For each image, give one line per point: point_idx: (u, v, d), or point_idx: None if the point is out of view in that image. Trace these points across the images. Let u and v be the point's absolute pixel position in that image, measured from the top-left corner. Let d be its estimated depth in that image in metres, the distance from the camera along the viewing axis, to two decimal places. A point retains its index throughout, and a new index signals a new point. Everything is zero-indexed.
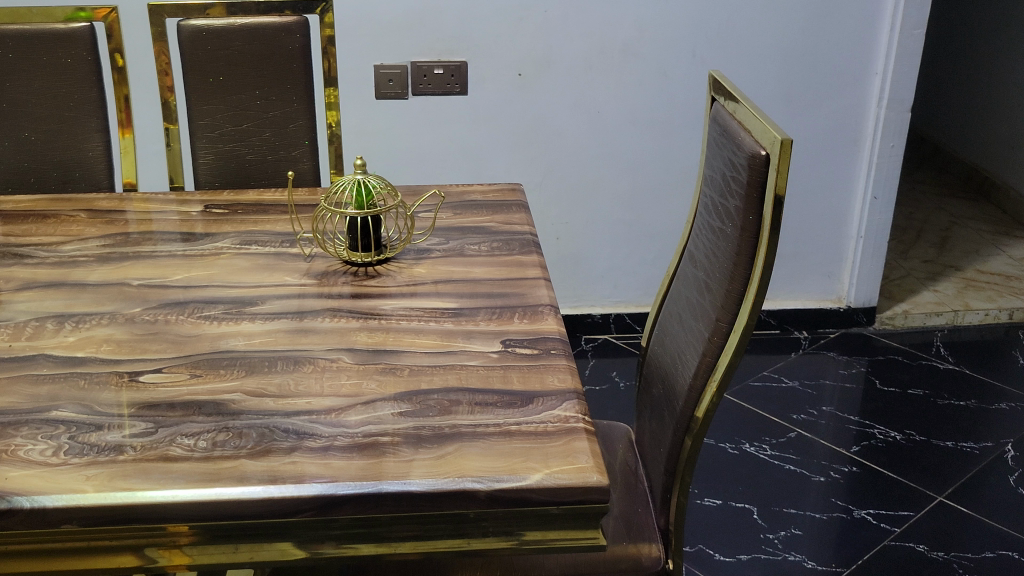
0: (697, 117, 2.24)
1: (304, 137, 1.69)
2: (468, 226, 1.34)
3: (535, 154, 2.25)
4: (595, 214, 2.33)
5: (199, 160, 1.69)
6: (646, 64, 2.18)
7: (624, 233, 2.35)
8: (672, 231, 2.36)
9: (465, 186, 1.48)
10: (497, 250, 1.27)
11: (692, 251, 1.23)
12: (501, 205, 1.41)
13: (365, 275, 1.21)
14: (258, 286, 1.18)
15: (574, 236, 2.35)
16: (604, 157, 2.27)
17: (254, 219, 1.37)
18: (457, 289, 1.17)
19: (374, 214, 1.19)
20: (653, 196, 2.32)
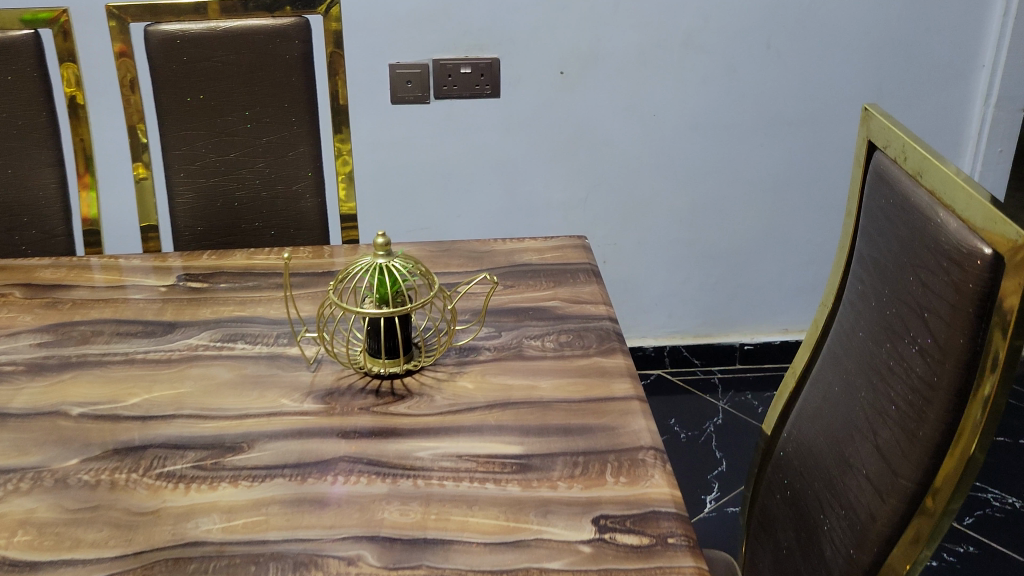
0: (770, 121, 1.90)
1: (308, 167, 1.36)
2: (525, 308, 1.01)
3: (579, 167, 1.91)
4: (649, 233, 1.99)
5: (176, 201, 1.36)
6: (712, 59, 1.83)
7: (682, 255, 2.02)
8: (738, 251, 2.02)
9: (514, 242, 1.15)
10: (568, 348, 0.94)
11: (839, 354, 0.89)
12: (563, 272, 1.08)
13: (390, 394, 0.88)
14: (244, 416, 0.85)
15: (625, 260, 2.01)
16: (661, 168, 1.92)
17: (240, 295, 1.04)
18: (523, 419, 0.84)
19: (402, 313, 0.86)
20: (716, 211, 1.98)
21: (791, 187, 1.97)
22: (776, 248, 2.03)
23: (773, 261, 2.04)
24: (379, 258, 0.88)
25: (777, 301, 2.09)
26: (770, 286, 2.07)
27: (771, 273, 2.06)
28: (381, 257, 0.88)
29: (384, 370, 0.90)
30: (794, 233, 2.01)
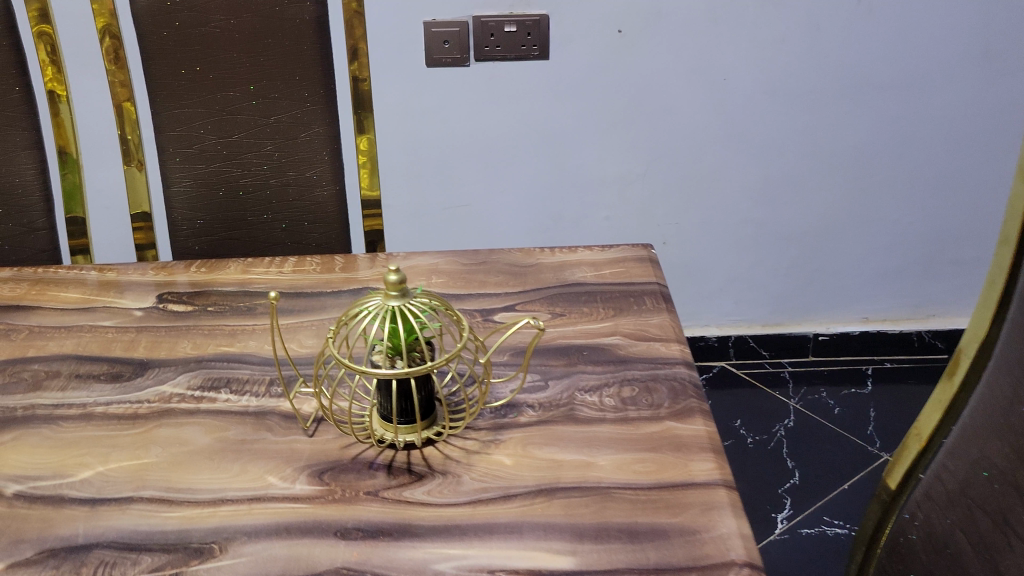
0: (856, 85, 1.65)
1: (323, 150, 1.16)
2: (578, 348, 0.81)
3: (636, 138, 1.69)
4: (714, 211, 1.77)
5: (171, 189, 1.17)
6: (793, 16, 1.58)
7: (751, 235, 1.80)
8: (813, 231, 1.80)
9: (565, 253, 0.95)
10: (633, 407, 0.74)
11: (992, 429, 0.68)
12: (623, 295, 0.88)
13: (406, 473, 0.69)
14: (220, 502, 0.67)
15: (686, 241, 1.80)
16: (729, 139, 1.70)
17: (229, 324, 0.85)
18: (575, 515, 0.65)
19: (416, 375, 0.67)
20: (791, 188, 1.75)
21: (878, 161, 1.73)
22: (859, 228, 1.80)
23: (855, 243, 1.82)
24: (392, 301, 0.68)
25: (857, 286, 1.87)
26: (850, 270, 1.85)
27: (852, 256, 1.84)
28: (394, 299, 0.68)
29: (397, 441, 0.71)
30: (880, 212, 1.79)
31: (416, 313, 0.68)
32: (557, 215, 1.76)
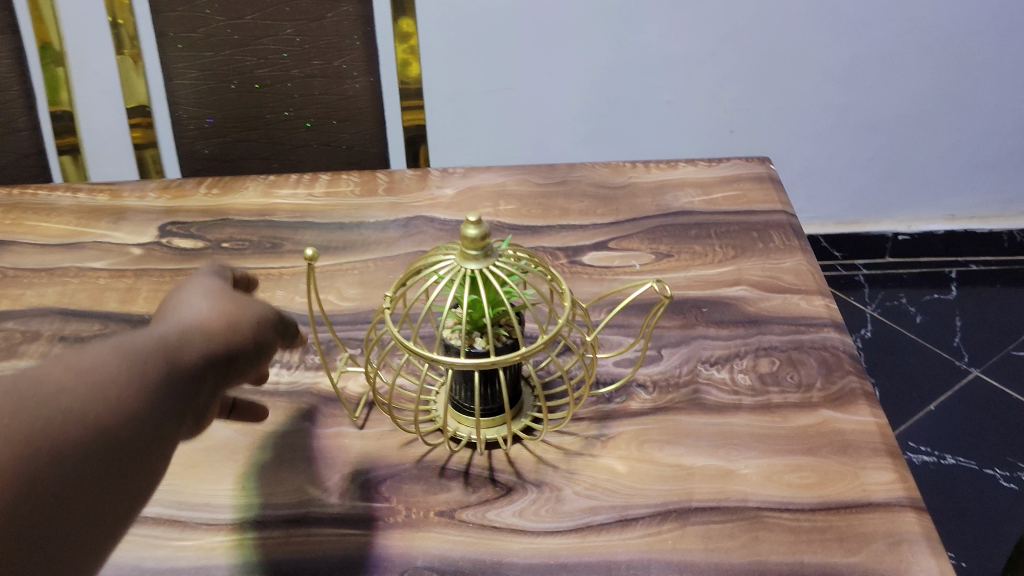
0: None
1: (353, 33, 0.96)
2: (695, 303, 0.64)
3: (710, 12, 1.44)
4: (793, 95, 1.56)
5: (173, 81, 0.97)
6: None
7: (833, 120, 1.60)
8: (902, 116, 1.60)
9: (663, 169, 0.77)
10: (775, 386, 0.58)
11: None
12: (741, 228, 0.70)
13: (487, 486, 0.53)
14: (248, 525, 0.51)
15: (758, 128, 1.61)
16: (819, 13, 1.45)
17: (250, 267, 0.68)
18: (719, 550, 0.49)
19: (504, 366, 0.50)
20: (883, 69, 1.53)
21: (983, 38, 1.49)
22: (952, 113, 1.59)
23: (948, 130, 1.61)
24: (472, 262, 0.50)
25: (943, 177, 1.68)
26: (937, 160, 1.66)
27: (941, 144, 1.63)
28: (474, 259, 0.50)
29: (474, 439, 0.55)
30: (981, 97, 1.57)
31: (502, 279, 0.50)
32: (613, 100, 1.56)
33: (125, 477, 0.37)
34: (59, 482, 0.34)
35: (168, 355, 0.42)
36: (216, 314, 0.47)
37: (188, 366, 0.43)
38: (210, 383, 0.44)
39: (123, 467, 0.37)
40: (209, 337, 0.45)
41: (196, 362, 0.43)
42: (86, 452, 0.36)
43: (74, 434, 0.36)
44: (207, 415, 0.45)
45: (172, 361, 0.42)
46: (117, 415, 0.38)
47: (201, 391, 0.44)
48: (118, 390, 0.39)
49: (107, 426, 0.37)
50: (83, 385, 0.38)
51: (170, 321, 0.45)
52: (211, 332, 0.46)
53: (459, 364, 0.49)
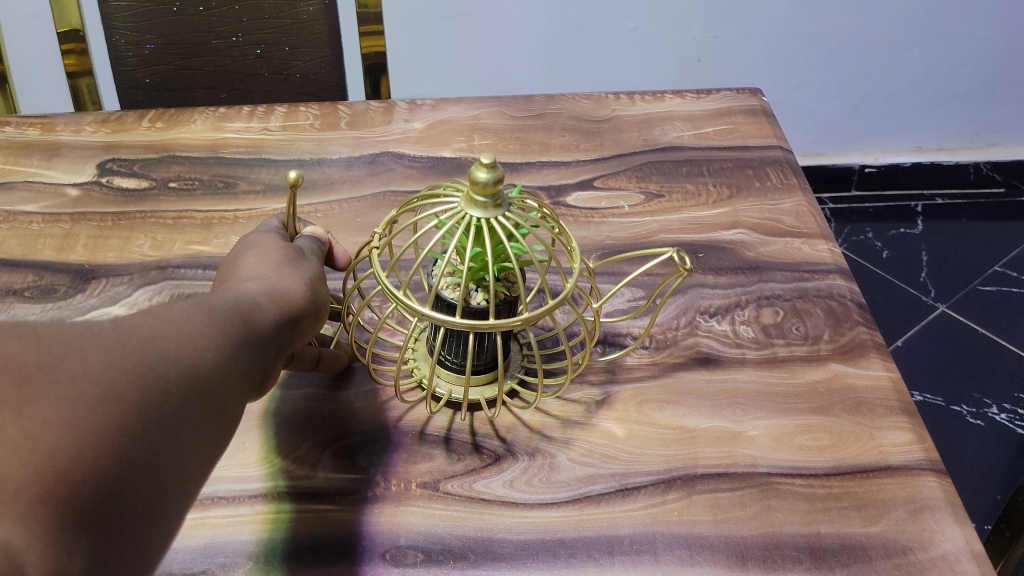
0: None
1: None
2: (690, 248, 0.59)
3: None
4: (762, 24, 1.50)
5: (109, 2, 0.88)
6: None
7: (800, 49, 1.54)
8: (872, 47, 1.54)
9: (649, 101, 0.71)
10: (780, 338, 0.53)
11: None
12: (735, 166, 0.65)
13: (474, 456, 0.48)
14: (207, 502, 0.45)
15: (725, 56, 1.55)
16: None
17: (201, 210, 0.62)
18: (729, 522, 0.44)
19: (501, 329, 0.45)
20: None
21: None
22: (923, 43, 1.54)
23: (919, 59, 1.57)
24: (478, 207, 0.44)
25: (910, 108, 1.65)
26: (905, 90, 1.62)
27: (910, 73, 1.59)
28: (481, 206, 0.44)
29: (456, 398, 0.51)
30: (955, 26, 1.51)
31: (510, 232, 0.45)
32: (576, 27, 1.48)
33: (220, 422, 0.36)
34: (160, 424, 0.33)
35: (249, 317, 0.41)
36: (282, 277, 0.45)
37: (266, 320, 0.42)
38: (285, 342, 0.43)
39: (216, 414, 0.36)
40: (286, 301, 0.43)
41: (274, 321, 0.42)
42: (182, 399, 0.34)
43: (171, 374, 0.34)
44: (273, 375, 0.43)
45: (252, 323, 0.41)
46: (211, 360, 0.36)
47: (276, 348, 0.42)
48: (206, 336, 0.37)
49: (201, 370, 0.36)
50: (176, 326, 0.36)
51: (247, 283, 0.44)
52: (281, 295, 0.44)
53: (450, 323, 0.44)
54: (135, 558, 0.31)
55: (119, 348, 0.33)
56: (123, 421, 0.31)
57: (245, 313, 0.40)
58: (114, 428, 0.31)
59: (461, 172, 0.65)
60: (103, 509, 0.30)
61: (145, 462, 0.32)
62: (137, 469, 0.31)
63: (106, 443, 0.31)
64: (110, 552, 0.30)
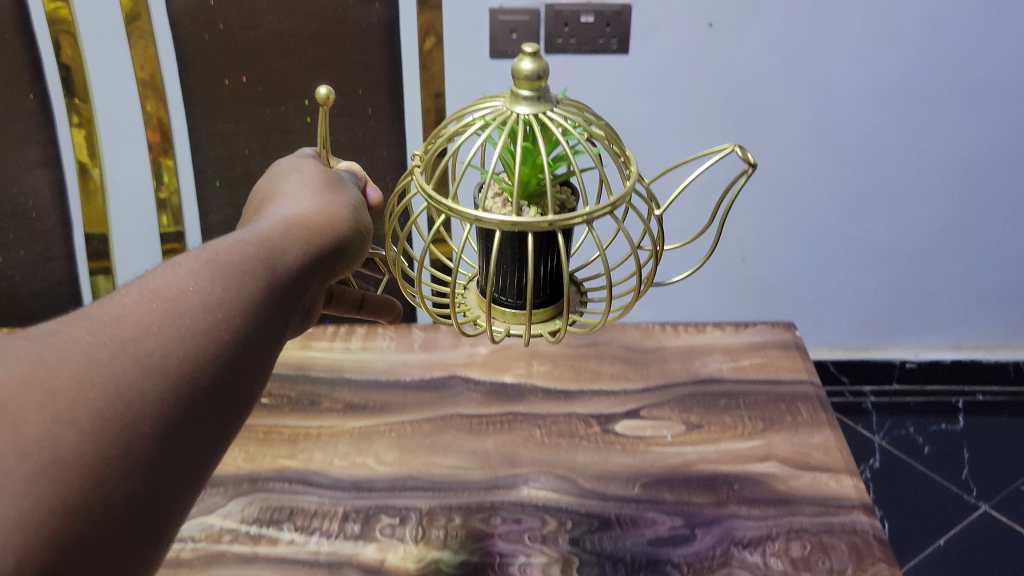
0: (969, 91, 1.43)
1: None
2: (726, 479, 0.65)
3: (720, 144, 1.46)
4: (801, 225, 1.59)
5: None
6: (911, 9, 1.33)
7: (836, 250, 1.63)
8: (907, 249, 1.62)
9: (691, 333, 0.79)
10: (806, 570, 0.59)
11: None
12: (768, 398, 0.72)
13: None
14: None
15: (767, 256, 1.63)
16: (825, 148, 1.48)
17: (289, 426, 0.71)
18: None
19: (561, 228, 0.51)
20: (889, 202, 1.56)
21: (985, 176, 1.53)
22: (958, 246, 1.62)
23: (953, 263, 1.64)
24: (524, 101, 0.53)
25: (947, 308, 1.71)
26: (941, 290, 1.68)
27: (946, 276, 1.66)
28: (527, 101, 0.53)
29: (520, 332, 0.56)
30: (986, 232, 1.60)
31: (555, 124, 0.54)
32: None
33: (232, 400, 0.39)
34: (161, 427, 0.35)
35: (265, 271, 0.43)
36: (297, 225, 0.48)
37: (285, 279, 0.44)
38: (304, 288, 0.46)
39: (228, 386, 0.39)
40: (299, 252, 0.46)
41: (293, 273, 0.45)
42: (185, 389, 0.37)
43: (174, 369, 0.37)
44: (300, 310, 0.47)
45: (269, 276, 0.43)
46: (219, 337, 0.39)
47: (298, 288, 0.45)
48: (207, 296, 0.40)
49: (213, 347, 0.38)
50: (176, 314, 0.38)
51: (265, 227, 0.47)
52: (297, 245, 0.47)
53: (517, 223, 0.50)
54: (160, 535, 0.35)
55: (102, 339, 0.36)
56: (117, 445, 0.34)
57: (260, 258, 0.43)
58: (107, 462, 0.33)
59: (521, 397, 0.73)
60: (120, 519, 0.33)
61: (148, 460, 0.35)
62: (140, 486, 0.34)
63: (107, 464, 0.33)
64: (134, 543, 0.34)
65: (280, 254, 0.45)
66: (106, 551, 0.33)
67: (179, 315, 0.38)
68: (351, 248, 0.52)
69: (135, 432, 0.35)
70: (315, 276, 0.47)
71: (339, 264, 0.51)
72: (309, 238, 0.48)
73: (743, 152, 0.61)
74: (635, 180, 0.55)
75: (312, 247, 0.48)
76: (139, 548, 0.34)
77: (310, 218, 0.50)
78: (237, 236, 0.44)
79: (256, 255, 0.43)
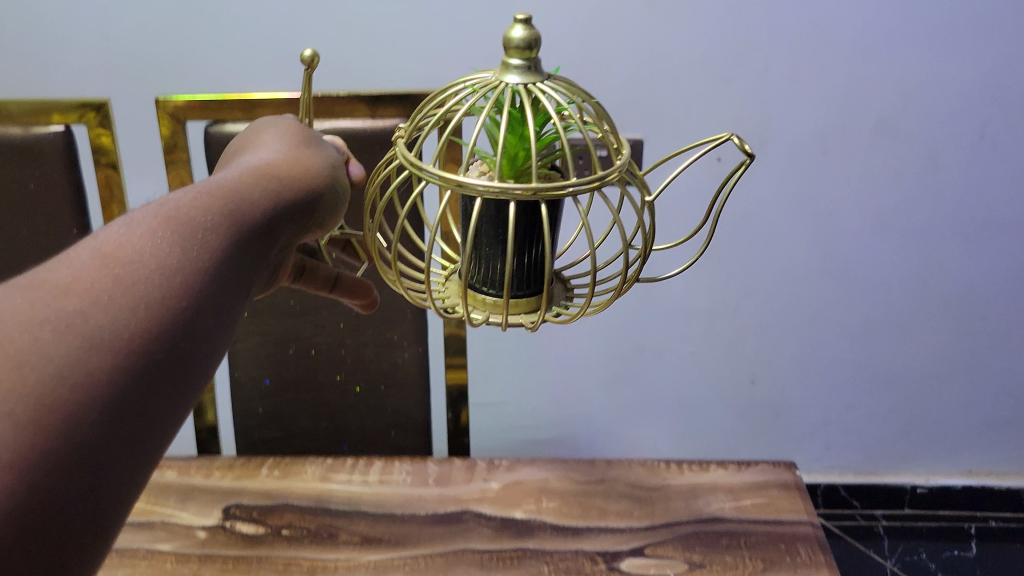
0: (972, 225, 1.48)
1: (408, 309, 1.04)
2: None
3: (730, 270, 1.52)
4: (810, 350, 1.62)
5: (236, 344, 1.05)
6: (911, 147, 1.40)
7: (846, 376, 1.66)
8: (916, 376, 1.65)
9: (696, 472, 0.83)
10: None
11: None
12: (769, 539, 0.74)
13: None
14: None
15: (777, 380, 1.67)
16: (831, 275, 1.53)
17: (306, 557, 0.74)
18: None
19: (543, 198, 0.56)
20: (896, 329, 1.59)
21: (990, 306, 1.56)
22: (966, 374, 1.65)
23: (962, 390, 1.67)
24: (515, 69, 0.59)
25: (957, 435, 1.73)
26: (951, 417, 1.71)
27: (955, 403, 1.69)
28: (519, 73, 0.59)
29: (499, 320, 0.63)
30: (993, 360, 1.63)
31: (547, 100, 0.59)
32: (639, 347, 1.62)
33: (217, 310, 0.45)
34: (148, 320, 0.42)
35: (232, 214, 0.50)
36: (259, 179, 0.55)
37: (252, 222, 0.51)
38: (270, 231, 0.53)
39: (211, 297, 0.45)
40: (261, 201, 0.53)
41: (258, 217, 0.52)
42: (166, 297, 0.43)
43: (157, 287, 0.43)
44: (275, 250, 0.54)
45: (236, 218, 0.50)
46: (195, 263, 0.46)
47: (259, 234, 0.52)
48: (177, 233, 0.46)
49: (191, 269, 0.45)
50: (155, 245, 0.45)
51: (231, 180, 0.54)
52: (261, 196, 0.54)
53: (501, 190, 0.55)
54: (166, 414, 0.41)
55: (83, 263, 0.43)
56: (114, 341, 0.40)
57: (220, 205, 0.50)
58: (110, 352, 0.40)
59: (531, 533, 0.76)
60: (130, 398, 0.40)
61: (144, 350, 0.41)
62: (142, 370, 0.41)
63: (107, 354, 0.40)
64: (144, 416, 0.40)
65: (239, 205, 0.51)
66: (120, 423, 0.39)
67: (149, 245, 0.45)
68: (313, 205, 0.59)
69: (127, 327, 0.41)
70: (278, 227, 0.54)
71: (306, 214, 0.58)
72: (268, 193, 0.55)
73: (741, 142, 0.64)
74: (623, 164, 0.60)
75: (272, 201, 0.54)
76: (150, 422, 0.41)
77: (270, 176, 0.56)
78: (205, 187, 0.51)
79: (215, 201, 0.50)
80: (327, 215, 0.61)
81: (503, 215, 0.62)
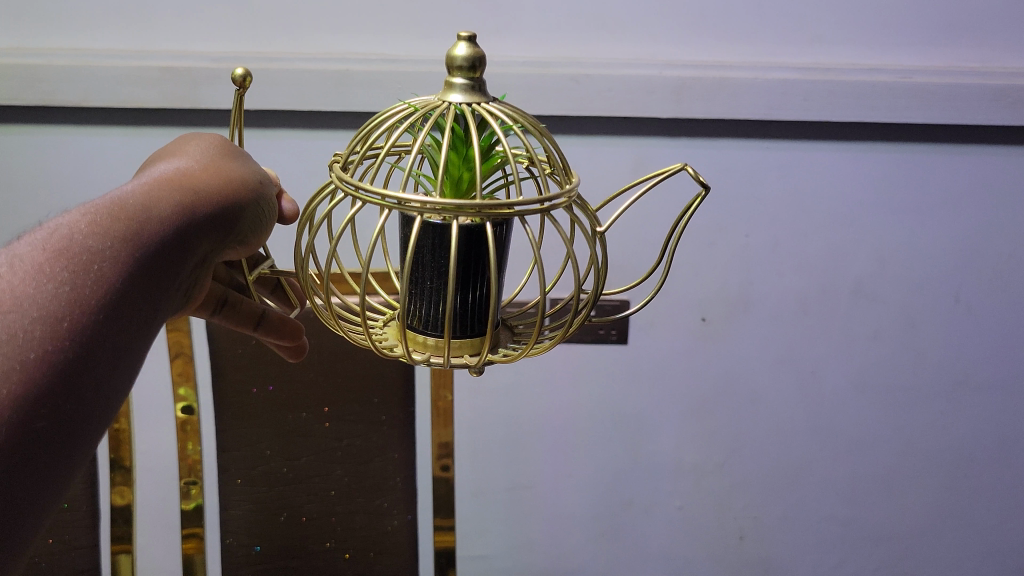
0: (952, 386, 1.51)
1: (396, 476, 1.08)
2: None
3: (715, 427, 1.55)
4: (797, 506, 1.64)
5: (227, 511, 1.07)
6: (889, 309, 1.45)
7: (833, 532, 1.66)
8: (903, 533, 1.66)
9: None
10: None
11: None
12: None
13: None
14: None
15: (766, 537, 1.67)
16: (815, 432, 1.56)
17: None
18: None
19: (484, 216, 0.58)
20: (882, 486, 1.61)
21: (973, 465, 1.58)
22: (953, 532, 1.65)
23: (950, 547, 1.67)
24: (457, 88, 0.63)
25: None
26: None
27: (944, 561, 1.69)
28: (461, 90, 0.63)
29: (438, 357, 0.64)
30: (980, 519, 1.63)
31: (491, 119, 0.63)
32: (627, 501, 1.63)
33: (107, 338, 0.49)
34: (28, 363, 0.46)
35: (131, 235, 0.52)
36: (170, 189, 0.57)
37: (156, 242, 0.54)
38: (179, 243, 0.55)
39: (101, 328, 0.49)
40: (166, 212, 0.55)
41: (161, 235, 0.54)
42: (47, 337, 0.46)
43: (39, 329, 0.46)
44: (190, 256, 0.57)
45: (135, 239, 0.52)
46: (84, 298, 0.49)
47: (166, 246, 0.54)
48: (65, 266, 0.49)
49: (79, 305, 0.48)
50: (40, 284, 0.48)
51: (138, 190, 0.56)
52: (167, 206, 0.56)
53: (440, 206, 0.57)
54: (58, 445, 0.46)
55: None
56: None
57: (117, 227, 0.52)
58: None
59: None
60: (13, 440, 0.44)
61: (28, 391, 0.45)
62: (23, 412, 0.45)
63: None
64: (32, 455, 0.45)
65: (145, 220, 0.54)
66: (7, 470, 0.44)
67: (33, 284, 0.48)
68: (233, 211, 0.61)
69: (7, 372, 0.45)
70: (190, 235, 0.56)
71: (227, 217, 0.60)
72: (178, 205, 0.56)
73: (693, 176, 0.65)
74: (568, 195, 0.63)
75: (184, 210, 0.57)
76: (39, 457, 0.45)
77: (183, 187, 0.58)
78: (105, 204, 0.53)
79: (115, 222, 0.52)
80: (254, 214, 0.64)
81: (445, 239, 0.66)
